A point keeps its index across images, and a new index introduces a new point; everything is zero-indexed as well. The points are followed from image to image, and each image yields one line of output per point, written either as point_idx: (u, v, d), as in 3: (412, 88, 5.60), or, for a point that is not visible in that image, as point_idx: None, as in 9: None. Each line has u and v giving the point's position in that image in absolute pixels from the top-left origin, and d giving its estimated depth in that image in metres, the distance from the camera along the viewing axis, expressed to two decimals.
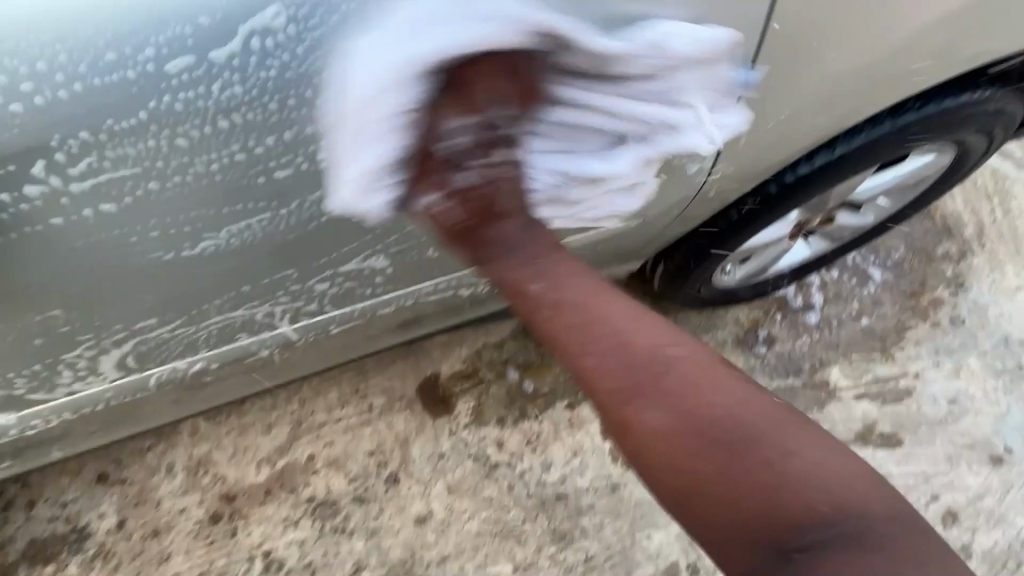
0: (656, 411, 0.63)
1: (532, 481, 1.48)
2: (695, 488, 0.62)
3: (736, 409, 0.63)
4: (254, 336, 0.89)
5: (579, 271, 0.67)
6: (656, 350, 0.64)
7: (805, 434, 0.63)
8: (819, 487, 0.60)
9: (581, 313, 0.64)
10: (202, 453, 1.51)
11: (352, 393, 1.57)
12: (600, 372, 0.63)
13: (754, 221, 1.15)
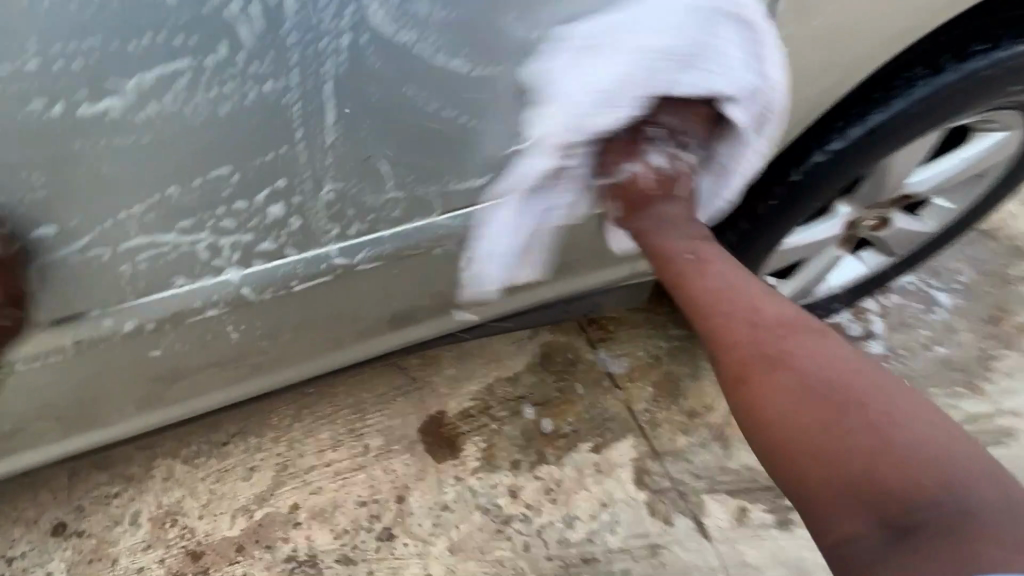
0: (781, 369, 0.65)
1: (553, 540, 1.23)
2: (806, 448, 0.60)
3: (857, 377, 0.63)
4: (192, 281, 0.74)
5: (706, 246, 0.75)
6: (780, 317, 0.69)
7: (925, 417, 0.59)
8: (929, 467, 0.55)
9: (716, 279, 0.72)
10: (172, 501, 1.31)
11: (348, 433, 1.38)
12: (722, 309, 0.71)
13: (801, 202, 0.98)
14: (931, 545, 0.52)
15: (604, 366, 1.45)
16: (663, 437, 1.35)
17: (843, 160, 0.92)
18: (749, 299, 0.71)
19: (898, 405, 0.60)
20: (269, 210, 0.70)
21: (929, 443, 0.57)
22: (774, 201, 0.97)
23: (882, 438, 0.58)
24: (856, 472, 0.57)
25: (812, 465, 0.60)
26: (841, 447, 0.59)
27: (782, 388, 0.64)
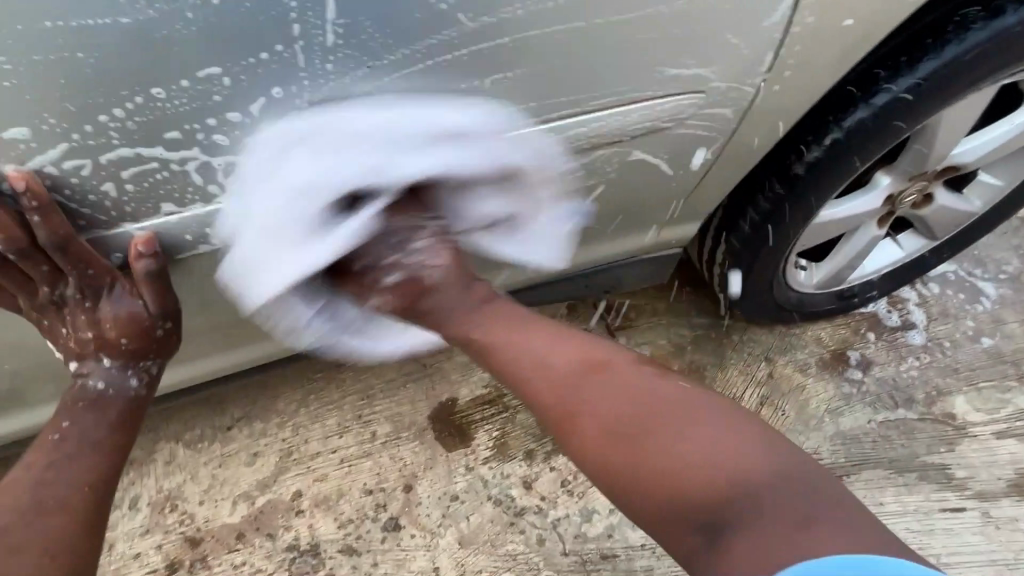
0: (597, 405, 0.68)
1: (569, 534, 1.15)
2: (621, 474, 0.63)
3: (651, 397, 0.67)
4: (182, 209, 0.65)
5: (468, 293, 0.81)
6: (544, 356, 0.74)
7: (695, 416, 0.63)
8: (710, 460, 0.59)
9: (501, 334, 0.77)
10: (173, 485, 1.25)
11: (354, 420, 1.31)
12: (524, 362, 0.74)
13: (840, 164, 0.90)
14: (739, 534, 0.54)
15: None
16: None
17: (888, 115, 0.85)
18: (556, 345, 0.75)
19: (662, 417, 0.64)
20: (257, 132, 0.60)
21: (723, 442, 0.60)
22: (814, 160, 0.90)
23: (664, 453, 0.61)
24: (668, 487, 0.60)
25: (634, 492, 0.62)
26: (649, 473, 0.61)
27: (595, 420, 0.67)
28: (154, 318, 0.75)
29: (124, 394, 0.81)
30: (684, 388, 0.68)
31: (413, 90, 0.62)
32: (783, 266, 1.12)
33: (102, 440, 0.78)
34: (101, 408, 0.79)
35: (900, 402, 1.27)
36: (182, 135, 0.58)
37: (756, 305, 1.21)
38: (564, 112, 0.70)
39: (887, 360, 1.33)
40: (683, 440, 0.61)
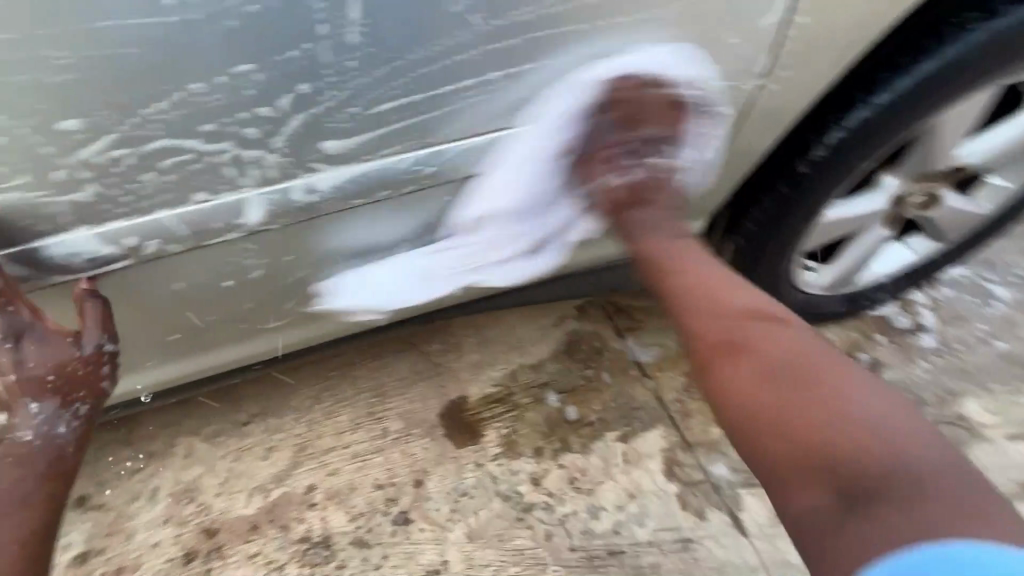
0: (747, 371, 0.75)
1: (577, 531, 1.16)
2: (771, 427, 0.70)
3: (810, 374, 0.72)
4: (212, 198, 0.68)
5: (704, 260, 0.86)
6: (786, 347, 0.75)
7: (906, 411, 0.67)
8: (889, 445, 0.64)
9: (686, 278, 0.84)
10: (191, 477, 1.29)
11: (367, 416, 1.34)
12: (700, 315, 0.81)
13: (846, 161, 0.92)
14: (891, 520, 0.59)
15: (633, 355, 1.38)
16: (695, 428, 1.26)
17: (889, 114, 0.87)
18: (718, 290, 0.82)
19: (832, 382, 0.70)
20: (284, 126, 0.65)
21: (874, 414, 0.67)
22: (817, 159, 0.92)
23: (846, 421, 0.67)
24: (802, 460, 0.67)
25: (775, 444, 0.70)
26: (777, 423, 0.70)
27: (721, 389, 0.77)
28: (97, 353, 0.75)
29: (53, 442, 0.79)
30: (873, 379, 0.71)
31: (434, 86, 0.67)
32: (792, 266, 1.13)
33: (35, 498, 0.78)
34: (29, 456, 0.78)
35: (910, 404, 1.27)
36: (216, 127, 0.63)
37: (765, 307, 1.22)
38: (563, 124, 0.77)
39: (897, 362, 1.32)
40: (812, 415, 0.68)
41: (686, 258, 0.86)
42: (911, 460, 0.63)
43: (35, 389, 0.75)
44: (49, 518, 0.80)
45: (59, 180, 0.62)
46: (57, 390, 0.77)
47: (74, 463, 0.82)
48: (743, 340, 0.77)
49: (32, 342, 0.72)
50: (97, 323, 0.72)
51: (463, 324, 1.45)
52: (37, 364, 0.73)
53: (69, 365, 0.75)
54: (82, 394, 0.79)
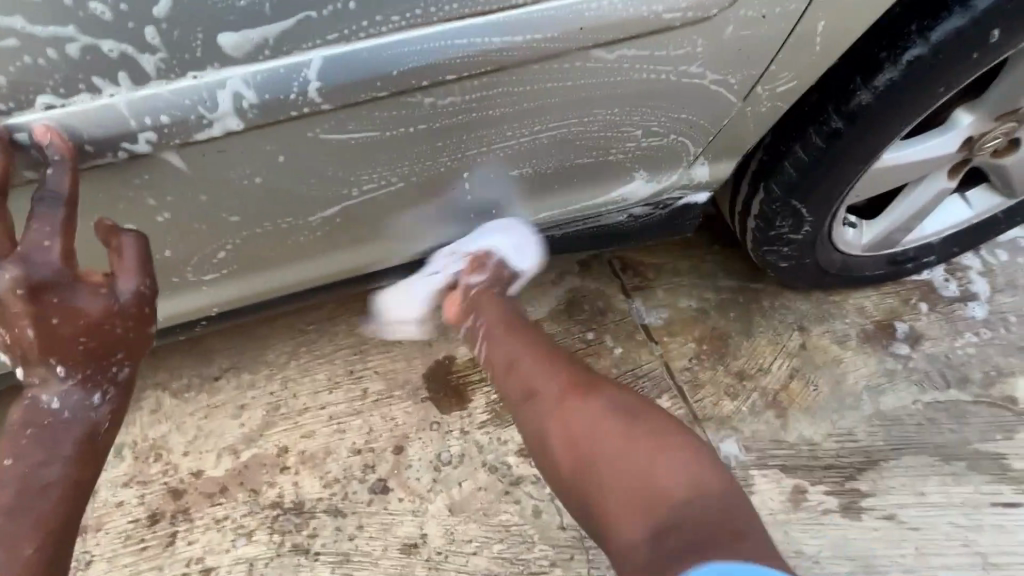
0: (563, 419, 0.73)
1: (568, 507, 1.06)
2: (592, 460, 0.68)
3: (600, 421, 0.70)
4: (67, 104, 0.52)
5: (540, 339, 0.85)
6: (557, 386, 0.76)
7: (657, 427, 0.68)
8: (662, 474, 0.63)
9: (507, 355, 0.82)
10: (157, 435, 1.19)
11: (346, 374, 1.23)
12: (523, 364, 0.81)
13: (918, 89, 0.74)
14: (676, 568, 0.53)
15: (639, 318, 1.21)
16: (704, 402, 1.13)
17: (984, 22, 0.69)
18: (526, 367, 0.80)
19: (639, 427, 0.69)
20: (155, 7, 0.50)
21: (666, 467, 0.63)
22: (886, 83, 0.73)
23: (615, 471, 0.65)
24: (629, 502, 0.62)
25: (585, 484, 0.67)
26: (608, 480, 0.65)
27: (537, 435, 0.75)
28: (127, 309, 0.61)
29: (82, 418, 0.63)
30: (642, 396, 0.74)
31: None
32: (830, 223, 0.96)
33: (55, 490, 0.60)
34: (51, 436, 0.61)
35: (952, 382, 1.12)
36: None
37: (793, 269, 1.06)
38: (603, 37, 0.60)
39: (940, 335, 1.17)
40: (629, 461, 0.65)
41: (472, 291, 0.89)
42: (676, 487, 0.61)
43: (60, 350, 0.59)
44: (72, 511, 0.61)
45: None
46: (86, 354, 0.61)
47: (105, 444, 0.65)
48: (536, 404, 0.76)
49: (59, 292, 0.57)
50: (133, 264, 0.61)
51: None
52: (63, 322, 0.58)
53: (105, 321, 0.60)
54: (118, 355, 0.63)
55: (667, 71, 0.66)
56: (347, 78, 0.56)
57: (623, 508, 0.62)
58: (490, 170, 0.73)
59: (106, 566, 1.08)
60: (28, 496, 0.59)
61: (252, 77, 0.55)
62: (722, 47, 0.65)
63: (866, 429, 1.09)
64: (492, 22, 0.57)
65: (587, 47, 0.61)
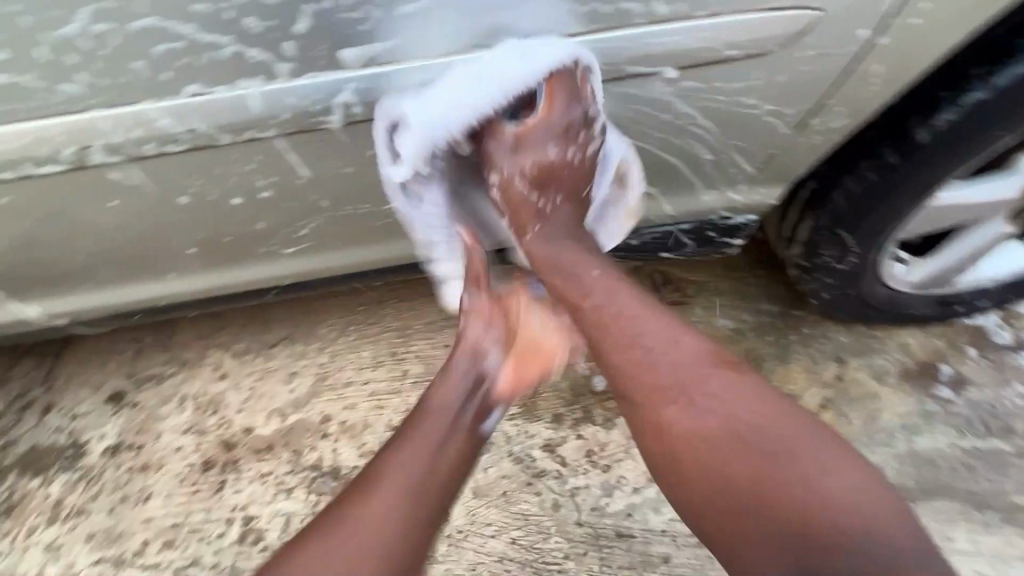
0: (687, 418, 0.65)
1: (586, 506, 1.09)
2: (716, 485, 0.62)
3: (760, 417, 0.62)
4: (207, 92, 0.61)
5: (657, 319, 0.70)
6: (675, 381, 0.66)
7: (806, 445, 0.60)
8: (824, 515, 0.56)
9: (604, 335, 0.71)
10: (216, 391, 1.31)
11: (389, 355, 1.31)
12: (637, 360, 0.68)
13: (977, 132, 0.75)
14: None
15: None
16: None
17: None
18: (682, 349, 0.68)
19: (780, 448, 0.60)
20: (294, 26, 0.58)
21: (806, 442, 0.60)
22: (943, 123, 0.75)
23: (764, 500, 0.59)
24: (772, 542, 0.57)
25: (715, 517, 0.62)
26: (739, 501, 0.60)
27: (703, 463, 0.63)
28: None
29: None
30: (810, 419, 0.62)
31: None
32: (880, 256, 0.96)
33: None
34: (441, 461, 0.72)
35: (993, 431, 1.10)
36: (211, 13, 0.56)
37: (836, 299, 1.06)
38: (673, 65, 0.66)
39: (986, 382, 1.14)
40: (779, 492, 0.58)
41: (552, 237, 0.75)
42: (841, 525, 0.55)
43: None
44: None
45: (37, 62, 0.57)
46: None
47: None
48: (655, 421, 0.67)
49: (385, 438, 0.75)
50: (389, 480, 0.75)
51: None
52: None
53: None
54: None
55: (727, 100, 0.70)
56: (438, 86, 0.63)
57: (766, 545, 0.58)
58: None
59: (162, 503, 1.20)
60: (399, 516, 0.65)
61: (355, 84, 0.62)
62: (783, 82, 0.69)
63: (897, 468, 1.08)
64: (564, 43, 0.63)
65: (663, 70, 0.66)
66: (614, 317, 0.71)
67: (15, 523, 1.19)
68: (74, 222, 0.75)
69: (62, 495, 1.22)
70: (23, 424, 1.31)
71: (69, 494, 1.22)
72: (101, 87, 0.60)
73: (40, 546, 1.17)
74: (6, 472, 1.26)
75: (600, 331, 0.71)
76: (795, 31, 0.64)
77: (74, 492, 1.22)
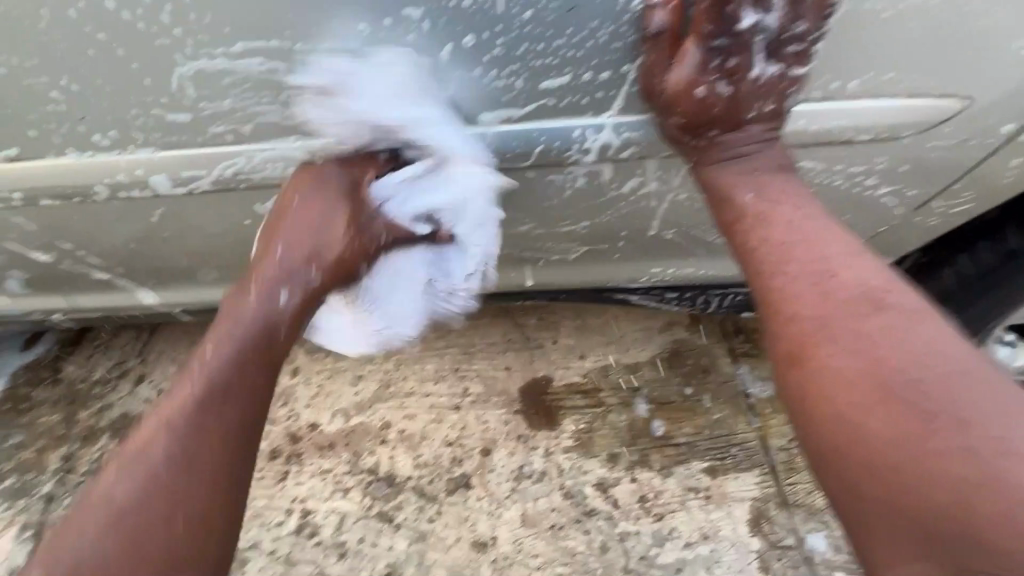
0: (835, 342, 0.60)
1: (636, 553, 1.07)
2: (864, 396, 0.56)
3: (947, 380, 0.53)
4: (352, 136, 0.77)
5: (831, 237, 0.67)
6: (842, 284, 0.63)
7: (986, 378, 0.53)
8: (994, 452, 0.48)
9: (770, 245, 0.68)
10: (288, 383, 1.37)
11: (451, 371, 1.34)
12: (781, 266, 0.67)
13: None
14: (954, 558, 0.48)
15: (742, 385, 1.25)
16: (798, 488, 1.11)
17: None
18: (838, 261, 0.64)
19: (947, 377, 0.53)
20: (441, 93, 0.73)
21: (963, 384, 0.53)
22: None
23: (902, 423, 0.53)
24: (892, 454, 0.53)
25: (831, 428, 0.57)
26: (872, 413, 0.55)
27: (834, 377, 0.58)
28: None
29: None
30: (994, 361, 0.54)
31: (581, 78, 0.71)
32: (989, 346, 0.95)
33: None
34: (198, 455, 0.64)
35: None
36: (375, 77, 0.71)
37: None
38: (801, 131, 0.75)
39: None
40: (919, 413, 0.53)
41: (767, 223, 0.70)
42: (1001, 465, 0.48)
43: None
44: None
45: (225, 105, 0.74)
46: None
47: None
48: (807, 411, 0.60)
49: None
50: None
51: (565, 307, 1.40)
52: None
53: None
54: None
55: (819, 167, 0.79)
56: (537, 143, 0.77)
57: (882, 454, 0.53)
58: (638, 229, 0.89)
59: None
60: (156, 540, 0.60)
61: (492, 134, 0.76)
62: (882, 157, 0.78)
63: None
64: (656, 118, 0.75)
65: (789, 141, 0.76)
66: (783, 224, 0.69)
67: None
68: (208, 226, 0.89)
69: None
70: (118, 391, 1.44)
71: None
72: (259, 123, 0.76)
73: None
74: (99, 432, 1.38)
75: (768, 315, 0.66)
76: (904, 115, 0.72)
77: None
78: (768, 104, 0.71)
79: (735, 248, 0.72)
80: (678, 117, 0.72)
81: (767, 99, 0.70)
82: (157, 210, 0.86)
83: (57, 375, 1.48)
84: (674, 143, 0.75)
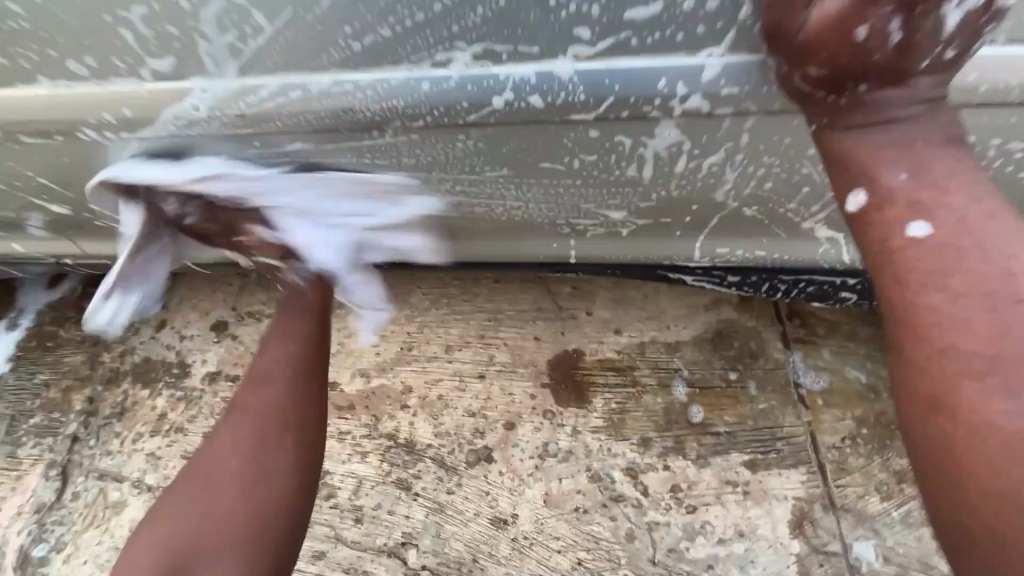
0: (999, 382, 0.53)
1: (663, 545, 1.01)
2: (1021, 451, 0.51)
3: None
4: (412, 67, 0.67)
5: (1000, 230, 0.57)
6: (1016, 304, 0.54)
7: None
8: None
9: (929, 246, 0.57)
10: None
11: (476, 337, 1.25)
12: (944, 276, 0.56)
13: None
14: None
15: (793, 374, 1.14)
16: (848, 491, 1.01)
17: None
18: (1009, 269, 0.55)
19: None
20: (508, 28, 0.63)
21: None
22: None
23: None
24: None
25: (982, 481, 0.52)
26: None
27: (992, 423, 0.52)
28: None
29: None
30: None
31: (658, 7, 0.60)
32: None
33: None
34: (259, 448, 0.79)
35: None
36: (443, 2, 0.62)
37: None
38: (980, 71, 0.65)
39: None
40: None
41: (926, 211, 0.58)
42: None
43: None
44: None
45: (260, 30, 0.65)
46: None
47: None
48: (946, 448, 0.54)
49: None
50: None
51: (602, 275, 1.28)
52: None
53: None
54: None
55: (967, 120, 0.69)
56: (597, 87, 0.66)
57: None
58: (699, 199, 0.78)
59: None
60: (249, 465, 0.78)
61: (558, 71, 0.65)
62: None
63: None
64: (763, 61, 0.63)
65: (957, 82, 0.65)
66: (932, 202, 0.58)
67: (124, 427, 1.30)
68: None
69: (166, 410, 1.30)
70: (140, 335, 1.41)
71: (172, 410, 1.30)
72: (274, 44, 0.66)
73: (142, 453, 1.26)
74: (122, 376, 1.36)
75: (914, 338, 0.57)
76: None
77: (175, 409, 1.30)
78: (948, 48, 0.56)
79: (867, 243, 0.62)
80: (823, 66, 0.57)
81: (951, 43, 0.56)
82: (157, 146, 0.78)
83: (80, 315, 1.47)
84: (805, 100, 0.63)
